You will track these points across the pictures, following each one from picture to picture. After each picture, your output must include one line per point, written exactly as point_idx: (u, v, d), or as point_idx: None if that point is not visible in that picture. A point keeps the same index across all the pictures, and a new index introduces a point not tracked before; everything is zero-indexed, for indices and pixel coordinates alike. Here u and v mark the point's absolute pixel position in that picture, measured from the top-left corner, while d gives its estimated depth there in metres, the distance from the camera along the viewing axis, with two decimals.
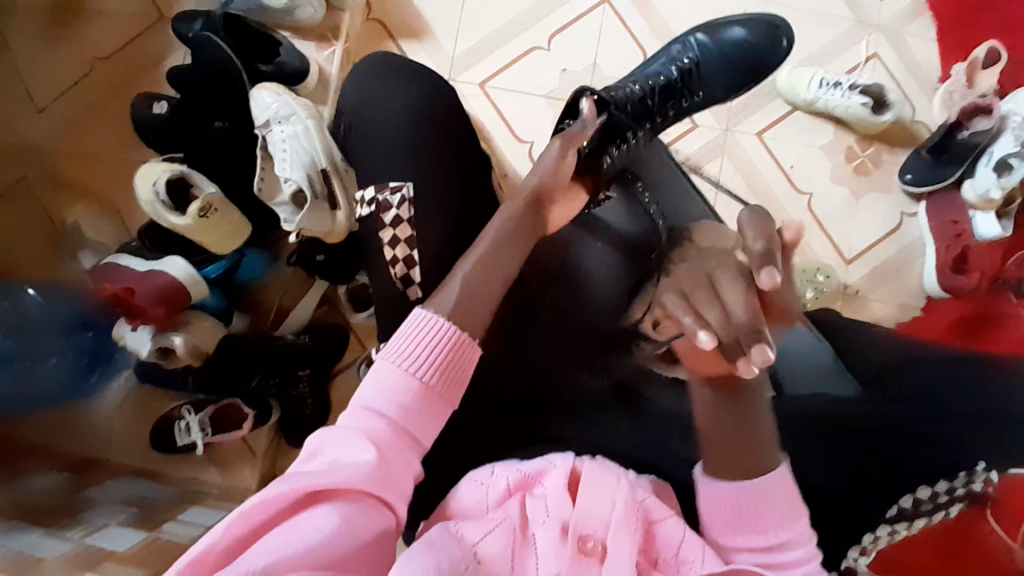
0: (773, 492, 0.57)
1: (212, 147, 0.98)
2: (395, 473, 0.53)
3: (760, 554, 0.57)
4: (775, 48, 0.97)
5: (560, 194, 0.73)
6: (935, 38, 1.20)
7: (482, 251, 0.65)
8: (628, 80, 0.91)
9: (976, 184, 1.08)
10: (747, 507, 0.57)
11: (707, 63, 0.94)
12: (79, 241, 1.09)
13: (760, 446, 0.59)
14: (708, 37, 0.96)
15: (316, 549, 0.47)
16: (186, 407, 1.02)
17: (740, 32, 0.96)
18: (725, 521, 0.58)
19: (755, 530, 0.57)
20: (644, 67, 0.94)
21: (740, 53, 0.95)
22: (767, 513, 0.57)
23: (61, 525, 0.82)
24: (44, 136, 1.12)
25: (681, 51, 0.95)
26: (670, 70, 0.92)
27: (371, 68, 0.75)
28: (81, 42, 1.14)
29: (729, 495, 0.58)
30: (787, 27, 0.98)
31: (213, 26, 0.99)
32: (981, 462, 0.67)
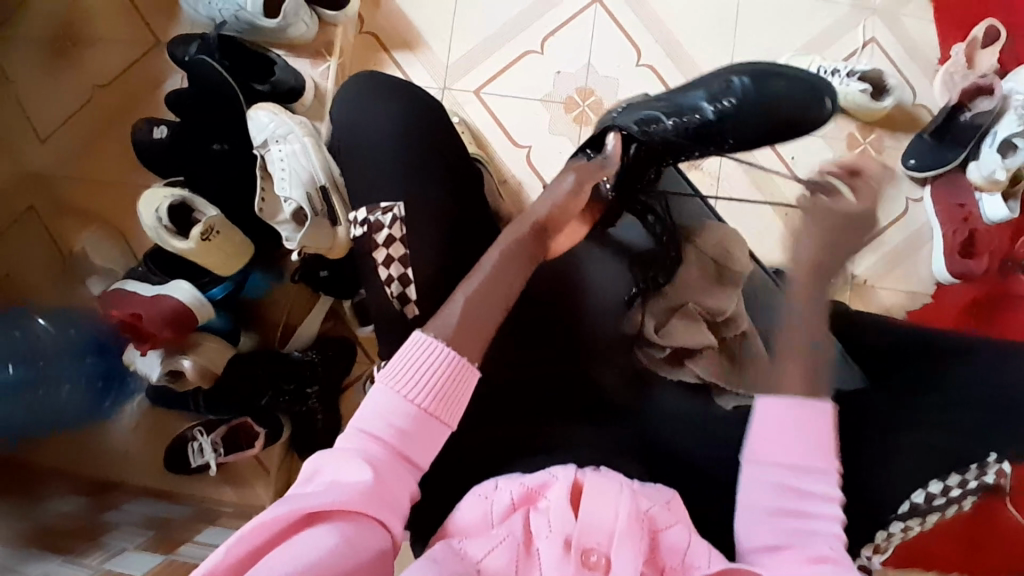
0: (819, 419, 0.62)
1: (208, 169, 0.99)
2: (391, 492, 0.55)
3: (789, 478, 0.61)
4: (819, 110, 0.78)
5: (567, 220, 0.73)
6: (934, 19, 1.18)
7: (485, 270, 0.65)
8: (656, 110, 0.77)
9: (981, 166, 1.07)
10: (790, 433, 0.62)
11: (752, 109, 0.75)
12: (88, 267, 1.11)
13: (814, 381, 0.65)
14: (756, 83, 0.76)
15: (317, 565, 0.48)
16: (197, 428, 1.04)
17: (787, 86, 0.77)
18: (768, 440, 0.62)
19: (793, 453, 0.61)
20: (678, 95, 0.78)
21: (785, 108, 0.76)
22: (811, 441, 0.61)
23: (81, 550, 0.84)
24: (48, 166, 1.14)
25: (724, 88, 0.76)
26: (706, 108, 0.75)
27: (357, 86, 0.75)
28: (81, 71, 1.15)
29: (781, 414, 0.62)
30: (829, 89, 0.80)
31: (209, 47, 1.00)
32: (993, 452, 0.66)
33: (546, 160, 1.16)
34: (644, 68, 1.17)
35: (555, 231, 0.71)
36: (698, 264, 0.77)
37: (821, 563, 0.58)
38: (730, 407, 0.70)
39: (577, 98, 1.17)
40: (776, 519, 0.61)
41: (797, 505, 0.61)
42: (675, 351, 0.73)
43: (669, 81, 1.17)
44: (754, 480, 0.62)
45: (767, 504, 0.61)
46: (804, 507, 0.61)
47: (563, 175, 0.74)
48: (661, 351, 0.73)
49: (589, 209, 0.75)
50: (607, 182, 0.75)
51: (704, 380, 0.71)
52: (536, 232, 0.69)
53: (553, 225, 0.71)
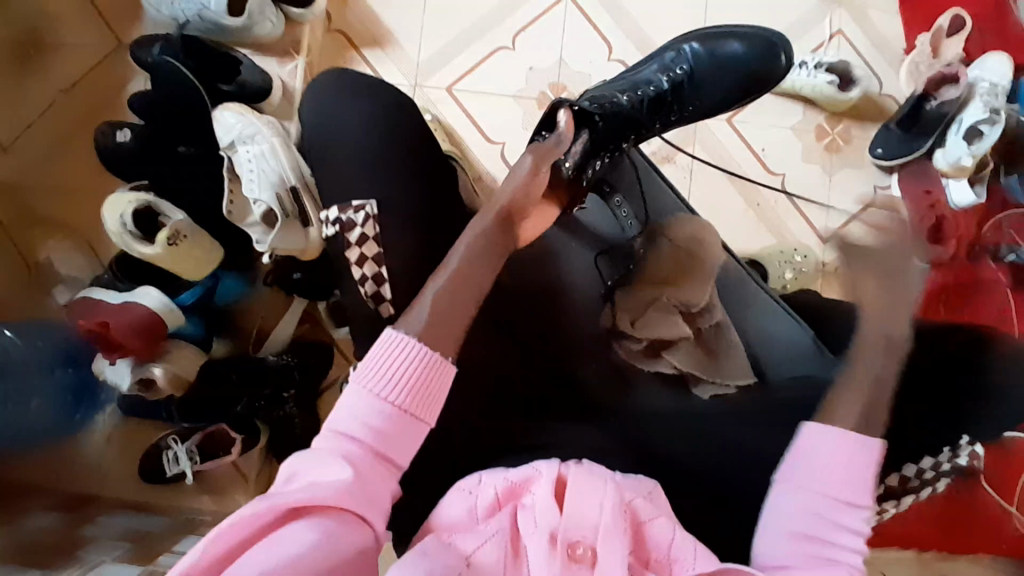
0: (869, 457, 0.60)
1: (175, 172, 0.97)
2: (371, 490, 0.54)
3: (825, 510, 0.59)
4: (773, 67, 0.91)
5: (533, 206, 0.72)
6: (898, 10, 1.20)
7: (452, 268, 0.64)
8: (614, 87, 0.87)
9: (947, 154, 1.09)
10: (845, 467, 0.59)
11: (700, 75, 0.89)
12: (55, 275, 1.08)
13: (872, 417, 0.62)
14: (705, 49, 0.90)
15: (298, 561, 0.48)
16: (172, 437, 1.02)
17: (736, 46, 0.90)
18: (807, 469, 0.60)
19: (831, 486, 0.59)
20: (633, 73, 0.89)
21: (740, 66, 0.89)
22: (860, 479, 0.59)
23: (55, 565, 0.81)
24: (7, 172, 1.10)
25: (674, 59, 0.90)
26: (659, 80, 0.87)
27: (320, 87, 0.74)
28: (40, 74, 1.12)
29: (833, 445, 0.60)
30: (784, 44, 0.91)
31: (173, 49, 0.98)
32: (965, 434, 0.66)
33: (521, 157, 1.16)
34: (615, 63, 1.18)
35: (520, 220, 0.71)
36: (671, 261, 0.81)
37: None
38: (707, 397, 0.72)
39: (550, 94, 1.17)
40: (796, 544, 0.58)
41: (823, 535, 0.58)
42: (653, 343, 0.75)
43: None
44: (783, 504, 0.60)
45: (790, 529, 0.59)
46: (834, 538, 0.58)
47: (520, 158, 0.72)
48: (637, 343, 0.75)
49: (552, 191, 0.75)
50: (568, 163, 0.76)
51: (679, 371, 0.74)
52: (503, 219, 0.69)
53: (518, 215, 0.70)
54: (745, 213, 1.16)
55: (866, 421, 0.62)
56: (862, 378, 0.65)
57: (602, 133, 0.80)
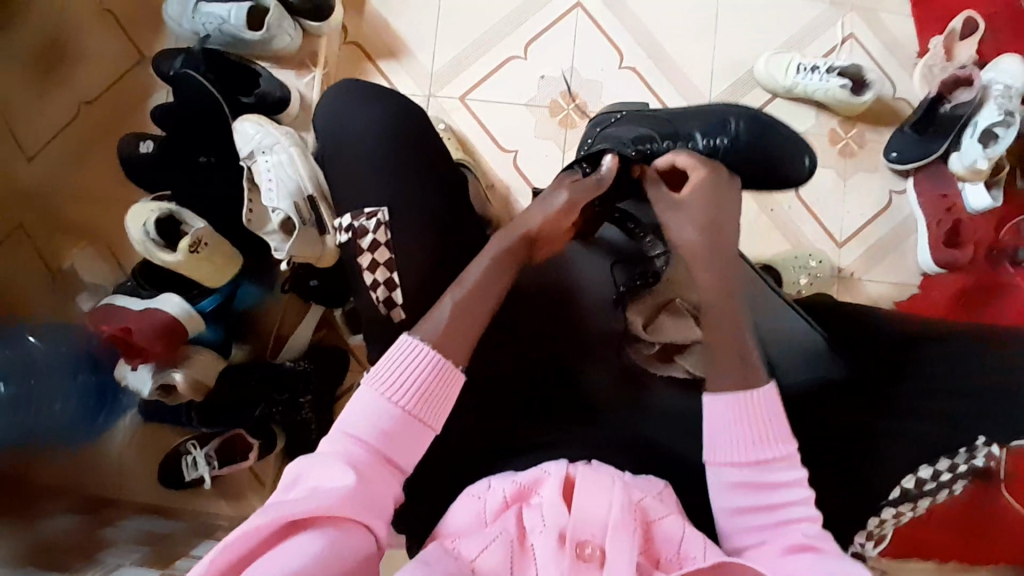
0: (766, 408, 0.62)
1: (195, 182, 0.99)
2: (374, 496, 0.55)
3: (750, 475, 0.61)
4: (799, 169, 0.80)
5: (554, 237, 0.70)
6: (911, 14, 1.20)
7: (470, 282, 0.64)
8: (652, 128, 0.79)
9: (963, 157, 1.08)
10: (742, 427, 0.62)
11: (737, 155, 0.77)
12: (78, 282, 1.10)
13: (748, 369, 0.64)
14: (757, 128, 0.79)
15: (302, 573, 0.49)
16: (191, 442, 1.03)
17: (782, 144, 0.79)
18: (718, 441, 0.62)
19: (748, 446, 0.61)
20: (677, 121, 0.81)
21: (774, 161, 0.78)
22: (763, 431, 0.62)
23: (76, 567, 0.83)
24: (35, 181, 1.14)
25: (725, 127, 0.79)
26: (695, 141, 0.78)
27: (340, 94, 0.76)
28: (65, 88, 1.16)
29: (727, 411, 0.62)
30: (809, 148, 0.81)
31: (194, 62, 1.02)
32: (978, 434, 0.66)
33: (532, 164, 1.17)
34: (626, 70, 1.19)
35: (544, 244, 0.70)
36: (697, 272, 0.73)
37: (802, 552, 0.58)
38: None
39: (562, 101, 1.18)
40: (749, 517, 0.61)
41: (766, 497, 0.61)
42: (665, 348, 0.72)
43: (652, 82, 1.19)
44: (718, 482, 0.62)
45: (732, 503, 0.61)
46: (776, 499, 0.60)
47: (554, 193, 0.68)
48: (650, 347, 0.71)
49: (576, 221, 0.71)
50: (597, 203, 0.71)
51: (692, 376, 0.71)
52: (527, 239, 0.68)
53: (540, 242, 0.69)
54: (756, 217, 1.16)
55: (744, 368, 0.63)
56: (727, 350, 0.64)
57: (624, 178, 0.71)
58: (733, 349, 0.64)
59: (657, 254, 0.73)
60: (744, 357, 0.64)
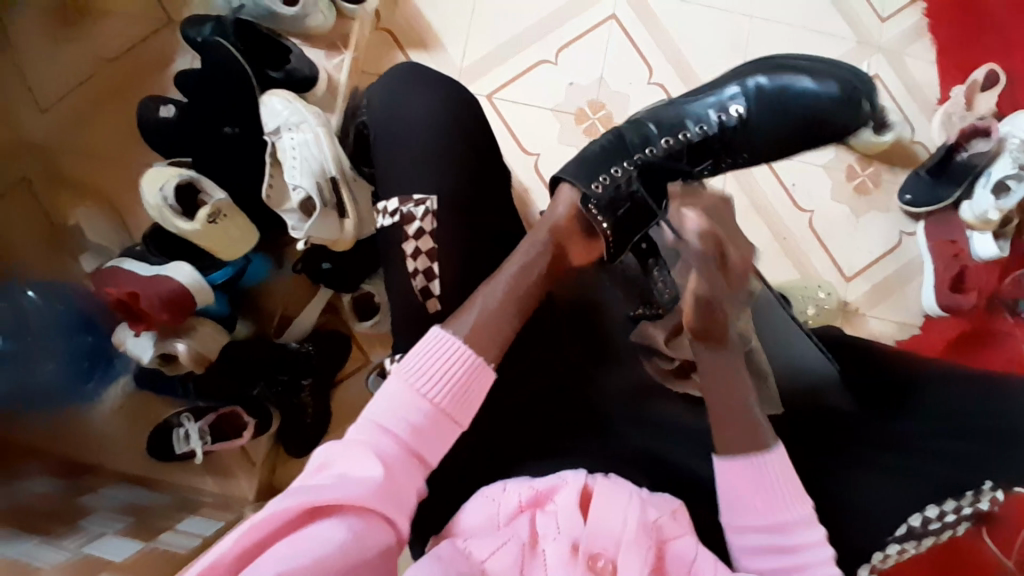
0: (771, 473, 0.61)
1: (219, 152, 0.98)
2: (400, 488, 0.54)
3: (766, 541, 0.59)
4: (851, 114, 0.82)
5: (570, 237, 0.70)
6: (935, 61, 1.22)
7: (507, 275, 0.66)
8: (657, 120, 0.79)
9: (974, 205, 1.10)
10: (753, 491, 0.60)
11: (763, 120, 0.79)
12: (81, 241, 1.07)
13: (754, 428, 0.63)
14: (772, 84, 0.80)
15: (326, 560, 0.47)
16: (185, 414, 1.01)
17: (811, 88, 0.80)
18: (730, 501, 0.61)
19: (759, 511, 0.60)
20: (685, 103, 0.80)
21: (812, 113, 0.79)
22: (773, 495, 0.60)
23: (58, 532, 0.81)
24: (48, 135, 1.11)
25: (731, 97, 0.80)
26: (710, 119, 0.78)
27: (394, 80, 0.76)
28: (88, 46, 1.13)
29: (738, 473, 0.61)
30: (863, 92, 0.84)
31: (224, 31, 1.00)
32: (986, 479, 0.66)
33: (553, 169, 1.17)
34: (654, 86, 1.19)
35: (569, 243, 0.71)
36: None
37: None
38: None
39: (588, 110, 1.18)
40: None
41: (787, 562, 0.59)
42: (682, 364, 0.72)
43: None
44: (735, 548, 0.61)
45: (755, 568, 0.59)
46: (797, 559, 0.58)
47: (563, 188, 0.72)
48: (668, 362, 0.73)
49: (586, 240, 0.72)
50: (602, 219, 0.70)
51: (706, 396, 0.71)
52: (554, 241, 0.69)
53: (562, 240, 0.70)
54: (769, 243, 1.18)
55: (755, 436, 0.62)
56: (731, 417, 0.64)
57: (642, 179, 0.74)
58: (735, 413, 0.64)
59: (659, 277, 0.74)
60: (752, 421, 0.63)
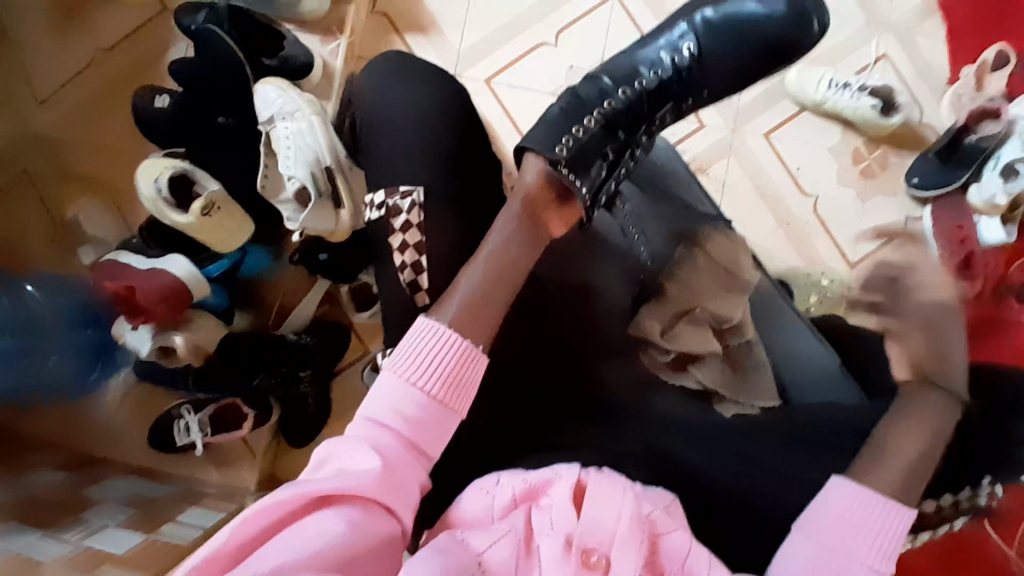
0: (895, 532, 0.61)
1: (213, 142, 0.97)
2: (400, 479, 0.54)
3: (844, 569, 0.59)
4: (806, 34, 0.80)
5: (554, 210, 0.69)
6: (946, 40, 1.18)
7: (487, 259, 0.65)
8: (608, 70, 0.79)
9: (982, 189, 1.08)
10: (869, 532, 0.60)
11: (710, 55, 0.80)
12: (81, 237, 1.08)
13: (915, 480, 0.63)
14: (717, 15, 0.81)
15: (323, 551, 0.47)
16: (185, 406, 1.02)
17: (756, 8, 0.79)
18: (836, 530, 0.60)
19: (857, 550, 0.59)
20: (635, 50, 0.81)
21: (759, 33, 0.79)
22: (880, 546, 0.60)
23: (61, 525, 0.82)
24: (44, 125, 1.11)
25: (680, 36, 0.81)
26: (663, 60, 0.80)
27: (385, 66, 0.74)
28: (80, 33, 1.12)
29: (866, 509, 0.61)
30: (816, 7, 0.81)
31: (216, 18, 0.97)
32: (985, 474, 0.67)
33: None
34: None
35: (545, 212, 0.68)
36: (709, 273, 0.78)
37: None
38: (729, 415, 0.71)
39: None
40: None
41: None
42: (679, 356, 0.73)
43: None
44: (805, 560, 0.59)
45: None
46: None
47: (532, 159, 0.69)
48: (665, 355, 0.73)
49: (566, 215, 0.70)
50: (577, 179, 0.69)
51: (704, 387, 0.72)
52: (529, 212, 0.67)
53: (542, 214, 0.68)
54: (772, 230, 1.17)
55: (908, 487, 0.63)
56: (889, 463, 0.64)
57: (606, 132, 0.73)
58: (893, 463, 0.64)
59: (641, 246, 0.78)
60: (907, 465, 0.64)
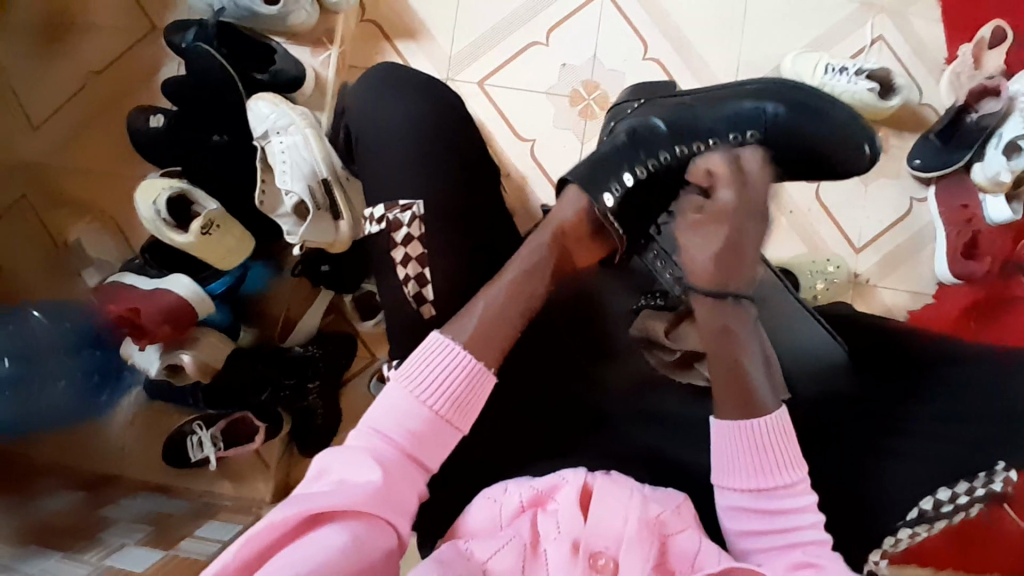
0: (769, 435, 0.61)
1: (214, 162, 0.97)
2: (399, 493, 0.54)
3: (752, 498, 0.61)
4: (853, 155, 0.77)
5: (582, 240, 0.68)
6: (942, 18, 1.17)
7: (506, 279, 0.64)
8: (672, 121, 0.73)
9: (986, 167, 1.07)
10: (753, 450, 0.61)
11: (774, 142, 0.73)
12: (82, 258, 1.08)
13: (746, 392, 0.63)
14: (794, 111, 0.74)
15: (324, 567, 0.47)
16: (197, 422, 1.02)
17: (823, 126, 0.75)
18: (723, 461, 0.62)
19: (752, 471, 0.61)
20: (700, 107, 0.74)
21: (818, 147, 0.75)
22: (761, 451, 0.61)
23: (79, 545, 0.82)
24: (41, 149, 1.11)
25: (752, 113, 0.74)
26: (727, 133, 0.72)
27: (379, 79, 0.74)
28: (73, 58, 1.13)
29: (734, 435, 0.62)
30: (868, 134, 0.78)
31: (207, 35, 0.98)
32: (999, 460, 0.66)
33: (549, 155, 1.15)
34: (650, 62, 1.16)
35: (574, 249, 0.68)
36: (704, 246, 0.67)
37: (803, 569, 0.57)
38: None
39: (583, 92, 1.15)
40: (758, 540, 0.60)
41: (770, 521, 0.60)
42: (684, 354, 0.70)
43: (675, 74, 1.16)
44: (721, 505, 0.62)
45: (738, 527, 0.61)
46: (785, 523, 0.60)
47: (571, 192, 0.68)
48: (671, 355, 0.71)
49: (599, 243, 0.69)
50: (618, 226, 0.68)
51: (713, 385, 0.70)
52: (558, 241, 0.67)
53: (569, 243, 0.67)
54: (774, 219, 1.15)
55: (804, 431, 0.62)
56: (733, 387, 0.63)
57: (651, 189, 0.69)
58: (735, 379, 0.64)
59: (667, 272, 0.70)
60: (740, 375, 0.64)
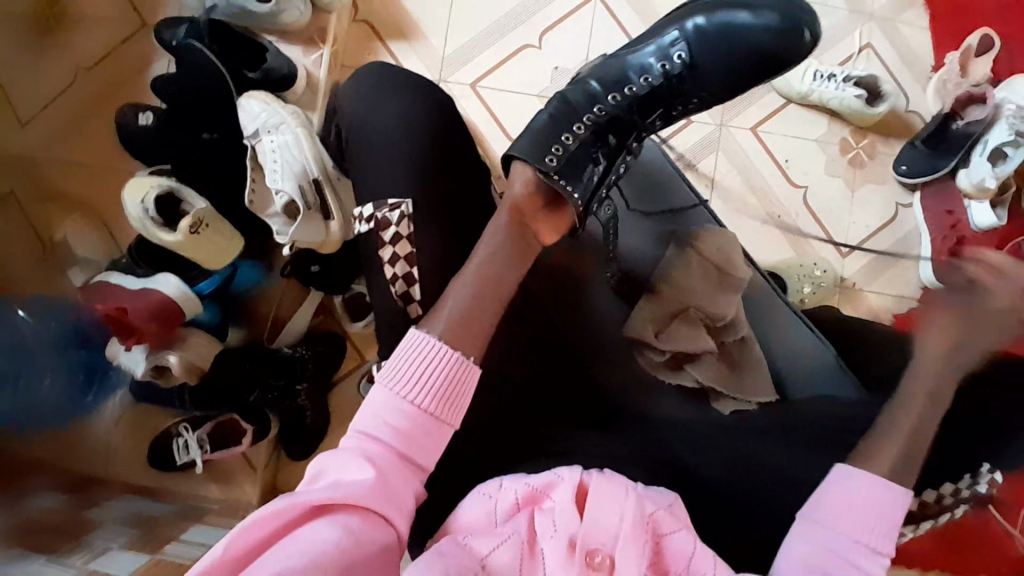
0: (891, 509, 0.59)
1: (200, 159, 0.96)
2: (394, 490, 0.54)
3: (836, 547, 0.58)
4: (797, 43, 0.76)
5: (543, 213, 0.68)
6: (929, 27, 1.19)
7: (474, 267, 0.64)
8: (602, 73, 0.77)
9: (971, 174, 1.09)
10: (873, 513, 0.59)
11: (700, 60, 0.77)
12: (69, 255, 1.04)
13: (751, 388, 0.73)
14: (712, 22, 0.77)
15: (321, 557, 0.46)
16: (183, 424, 1.01)
17: (751, 19, 0.76)
18: (835, 506, 0.59)
19: (853, 528, 0.58)
20: (625, 53, 0.79)
21: (749, 41, 0.76)
22: (880, 521, 0.59)
23: (63, 548, 0.81)
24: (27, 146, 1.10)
25: (672, 42, 0.78)
26: (654, 68, 0.77)
27: (369, 77, 0.74)
28: (62, 53, 1.11)
29: (867, 490, 0.60)
30: (811, 16, 0.76)
31: (198, 33, 0.96)
32: (984, 462, 0.67)
33: None
34: None
35: (532, 220, 0.67)
36: (699, 274, 0.80)
37: None
38: (727, 412, 0.72)
39: None
40: None
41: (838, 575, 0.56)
42: (674, 356, 0.75)
43: None
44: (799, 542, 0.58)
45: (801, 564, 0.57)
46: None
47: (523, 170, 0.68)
48: (660, 355, 0.74)
49: (556, 213, 0.68)
50: (569, 187, 0.68)
51: (701, 386, 0.73)
52: (517, 220, 0.66)
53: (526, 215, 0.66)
54: (762, 223, 1.16)
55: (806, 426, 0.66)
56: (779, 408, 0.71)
57: (594, 142, 0.72)
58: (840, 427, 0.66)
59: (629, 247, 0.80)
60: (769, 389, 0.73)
